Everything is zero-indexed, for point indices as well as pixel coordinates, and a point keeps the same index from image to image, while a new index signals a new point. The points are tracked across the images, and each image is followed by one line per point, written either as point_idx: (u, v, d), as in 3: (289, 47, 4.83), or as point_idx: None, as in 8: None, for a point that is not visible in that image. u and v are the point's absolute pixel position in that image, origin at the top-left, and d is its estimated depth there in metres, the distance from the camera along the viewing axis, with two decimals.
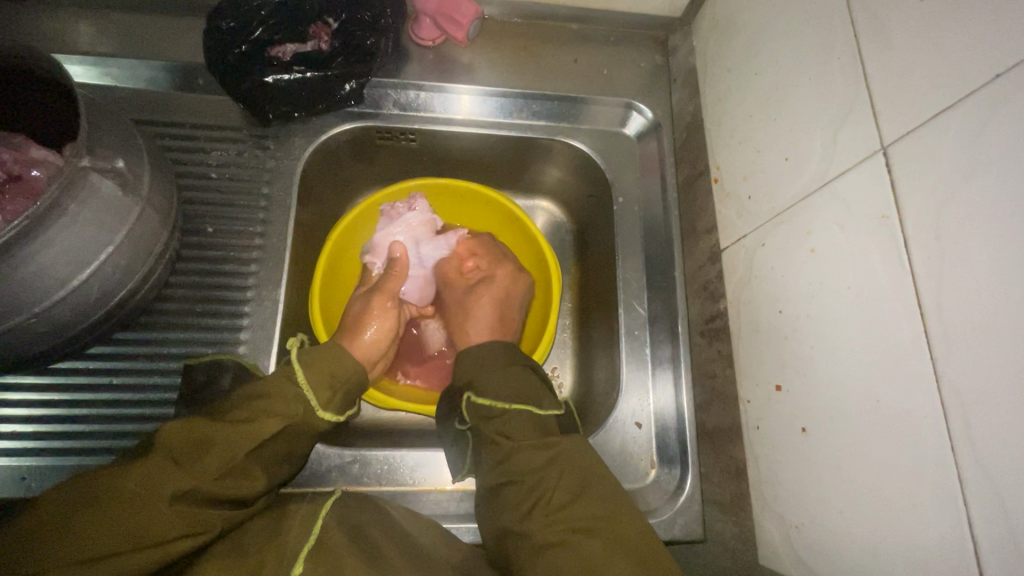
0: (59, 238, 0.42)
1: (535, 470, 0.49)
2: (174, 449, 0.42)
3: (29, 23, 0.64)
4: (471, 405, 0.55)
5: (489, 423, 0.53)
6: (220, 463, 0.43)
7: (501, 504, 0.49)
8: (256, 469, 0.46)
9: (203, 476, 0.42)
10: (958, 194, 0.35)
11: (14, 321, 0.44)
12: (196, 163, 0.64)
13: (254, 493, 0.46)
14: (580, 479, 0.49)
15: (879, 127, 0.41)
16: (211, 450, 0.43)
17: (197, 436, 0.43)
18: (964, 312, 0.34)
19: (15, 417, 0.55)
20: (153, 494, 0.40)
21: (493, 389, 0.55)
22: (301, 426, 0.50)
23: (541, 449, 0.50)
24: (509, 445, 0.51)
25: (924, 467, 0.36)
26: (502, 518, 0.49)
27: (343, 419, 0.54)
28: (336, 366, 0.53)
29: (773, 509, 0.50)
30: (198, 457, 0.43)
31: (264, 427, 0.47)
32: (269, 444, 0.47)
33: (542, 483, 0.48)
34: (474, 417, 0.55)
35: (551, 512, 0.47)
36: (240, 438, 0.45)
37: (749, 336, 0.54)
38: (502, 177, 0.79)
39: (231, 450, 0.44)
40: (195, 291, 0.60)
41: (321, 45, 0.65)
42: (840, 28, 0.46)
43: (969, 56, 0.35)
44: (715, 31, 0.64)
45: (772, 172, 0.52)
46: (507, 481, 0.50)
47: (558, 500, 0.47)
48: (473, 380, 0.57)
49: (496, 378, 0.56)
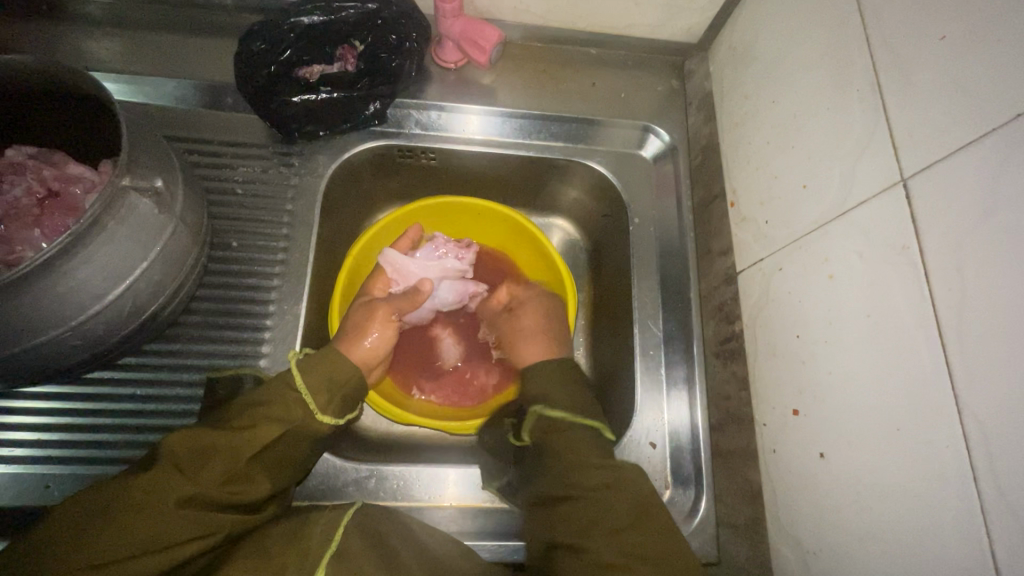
0: (97, 255, 0.43)
1: (596, 490, 0.50)
2: (178, 459, 0.43)
3: (64, 43, 0.66)
4: (540, 419, 0.57)
5: (554, 442, 0.55)
6: (223, 469, 0.44)
7: (558, 517, 0.51)
8: (257, 474, 0.47)
9: (208, 482, 0.43)
10: (978, 230, 0.36)
11: (52, 335, 0.45)
12: (223, 179, 0.65)
13: (259, 495, 0.46)
14: (635, 505, 0.49)
15: (899, 159, 0.42)
16: (213, 457, 0.44)
17: (200, 446, 0.44)
18: (987, 347, 0.34)
19: (38, 425, 0.56)
20: (162, 500, 0.41)
21: (564, 405, 0.57)
22: (300, 432, 0.50)
23: (599, 469, 0.51)
24: (570, 463, 0.52)
25: (945, 499, 0.36)
26: (558, 531, 0.50)
27: (343, 422, 0.54)
28: (337, 369, 0.54)
29: (789, 532, 0.50)
30: (202, 464, 0.43)
31: (263, 433, 0.47)
32: (270, 450, 0.47)
33: (604, 504, 0.49)
34: (542, 430, 0.56)
35: (609, 531, 0.48)
36: (241, 446, 0.45)
37: (766, 360, 0.55)
38: (519, 196, 0.80)
39: (233, 458, 0.45)
40: (219, 304, 0.61)
41: (347, 67, 0.67)
42: (858, 61, 0.47)
43: (987, 93, 0.36)
44: (732, 59, 0.66)
45: (789, 198, 0.53)
46: (564, 497, 0.51)
47: (616, 522, 0.48)
48: (546, 394, 0.59)
49: (562, 394, 0.59)
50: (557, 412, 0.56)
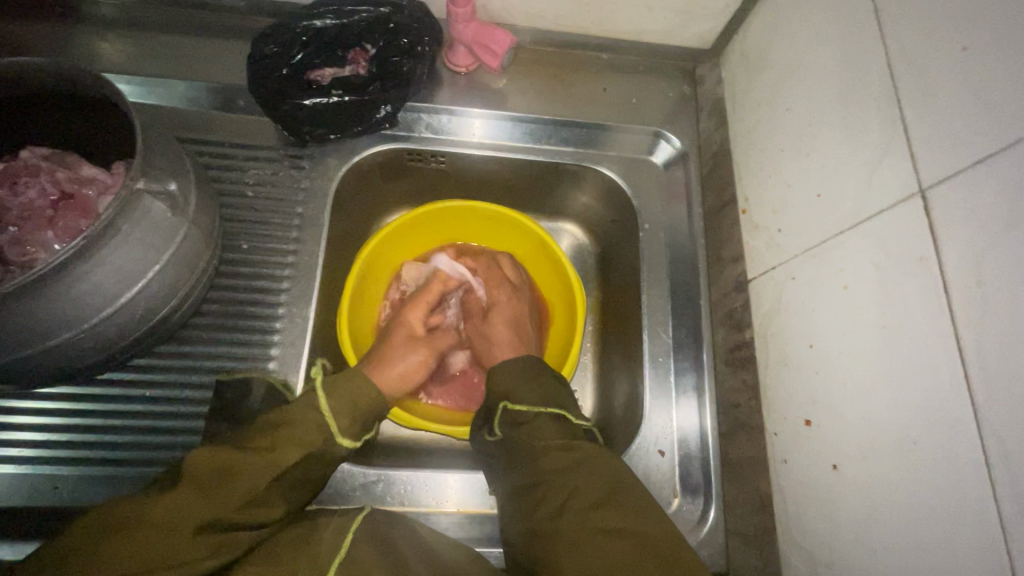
0: (111, 258, 0.43)
1: (560, 471, 0.50)
2: (200, 478, 0.42)
3: (77, 44, 0.66)
4: (506, 414, 0.56)
5: (520, 434, 0.54)
6: (244, 492, 0.43)
7: (533, 503, 0.50)
8: (277, 498, 0.46)
9: (226, 505, 0.42)
10: (1000, 244, 0.35)
11: (64, 337, 0.45)
12: (234, 181, 0.66)
13: (273, 518, 0.45)
14: (608, 483, 0.48)
15: (917, 169, 0.42)
16: (236, 479, 0.43)
17: (222, 466, 0.43)
18: (1007, 362, 0.34)
19: (47, 426, 0.56)
20: (179, 522, 0.40)
21: (529, 397, 0.56)
22: (320, 455, 0.48)
23: (564, 451, 0.51)
24: (535, 448, 0.52)
25: (963, 515, 0.36)
26: (533, 518, 0.49)
27: (360, 445, 0.52)
28: (358, 394, 0.52)
29: (801, 544, 0.50)
30: (221, 485, 0.42)
31: (285, 456, 0.46)
32: (291, 474, 0.46)
33: (572, 484, 0.49)
34: (510, 425, 0.56)
35: (578, 511, 0.47)
36: (259, 473, 0.44)
37: (777, 369, 0.54)
38: (528, 201, 0.80)
39: (255, 482, 0.44)
40: (228, 306, 0.61)
41: (359, 70, 0.67)
42: (876, 69, 0.47)
43: (1008, 104, 0.36)
44: (746, 65, 0.65)
45: (803, 207, 0.53)
46: (533, 483, 0.51)
47: (585, 501, 0.47)
48: (510, 391, 0.58)
49: (527, 386, 0.57)
50: (520, 407, 0.56)
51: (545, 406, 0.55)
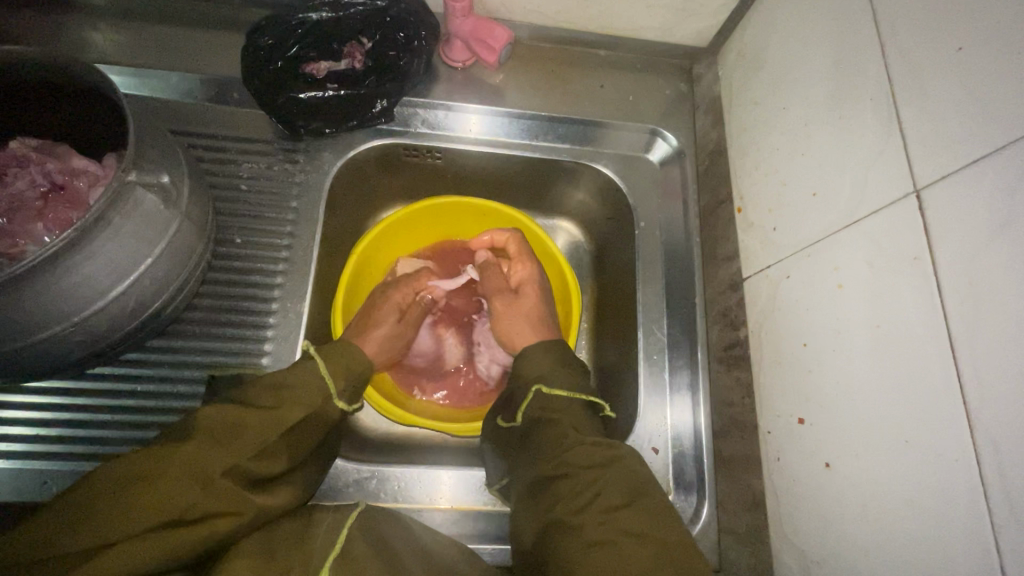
0: (102, 251, 0.43)
1: (589, 467, 0.50)
2: (213, 432, 0.43)
3: (69, 35, 0.65)
4: (535, 398, 0.57)
5: (550, 421, 0.55)
6: (253, 444, 0.45)
7: (552, 499, 0.49)
8: (281, 453, 0.47)
9: (239, 453, 0.43)
10: (993, 245, 0.35)
11: (54, 330, 0.45)
12: (227, 174, 0.65)
13: (274, 472, 0.46)
14: (629, 485, 0.48)
15: (913, 169, 0.42)
16: (246, 432, 0.45)
17: (231, 421, 0.45)
18: (1000, 361, 0.34)
19: (36, 420, 0.55)
20: (196, 472, 0.41)
21: (562, 386, 0.58)
22: (319, 417, 0.50)
23: (597, 447, 0.51)
24: (571, 439, 0.52)
25: (954, 513, 0.36)
26: (552, 511, 0.49)
27: (353, 411, 0.55)
28: (355, 362, 0.56)
29: (792, 541, 0.50)
30: (233, 436, 0.44)
31: (290, 413, 0.48)
32: (298, 431, 0.48)
33: (597, 482, 0.48)
34: (539, 412, 0.56)
35: (601, 510, 0.46)
36: (268, 424, 0.46)
37: (771, 367, 0.54)
38: (524, 198, 0.80)
39: (264, 436, 0.45)
40: (221, 301, 0.61)
41: (355, 64, 0.66)
42: (873, 69, 0.47)
43: (1000, 106, 0.36)
44: (742, 64, 0.65)
45: (798, 206, 0.53)
46: (560, 476, 0.50)
47: (610, 501, 0.47)
48: (542, 376, 0.58)
49: (561, 377, 0.59)
50: (554, 393, 0.57)
51: (577, 396, 0.57)
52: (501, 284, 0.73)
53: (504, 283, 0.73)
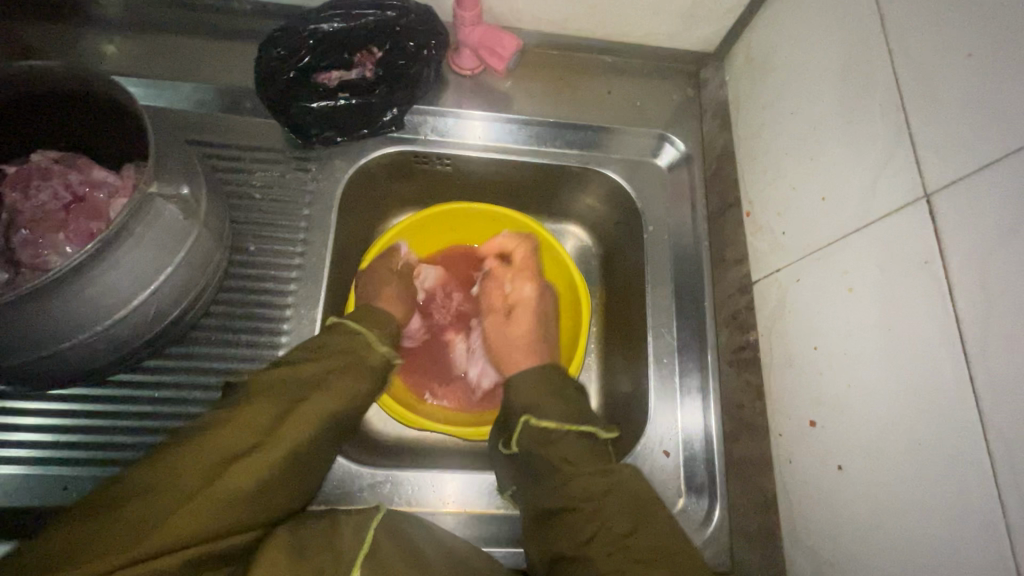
0: (124, 261, 0.44)
1: (591, 498, 0.50)
2: (260, 388, 0.48)
3: (87, 47, 0.67)
4: (528, 429, 0.55)
5: (545, 452, 0.53)
6: (301, 392, 0.49)
7: (557, 530, 0.50)
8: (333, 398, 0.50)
9: (285, 401, 0.47)
10: (1004, 250, 0.36)
11: (78, 339, 0.46)
12: (241, 183, 0.66)
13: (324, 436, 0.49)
14: (636, 507, 0.49)
15: (923, 174, 0.42)
16: (290, 384, 0.49)
17: (276, 376, 0.49)
18: (1011, 366, 0.35)
19: (56, 425, 0.56)
20: (251, 422, 0.45)
21: (554, 413, 0.56)
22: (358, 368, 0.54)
23: (598, 476, 0.51)
24: (568, 471, 0.52)
25: (967, 515, 0.37)
26: (559, 543, 0.49)
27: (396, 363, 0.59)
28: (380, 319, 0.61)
29: (804, 543, 0.50)
30: (280, 388, 0.48)
31: (330, 362, 0.52)
32: (344, 378, 0.52)
33: (602, 513, 0.49)
34: (533, 442, 0.55)
35: (607, 542, 0.47)
36: (308, 375, 0.50)
37: (782, 370, 0.55)
38: (533, 203, 0.81)
39: (310, 384, 0.49)
40: (236, 308, 0.62)
41: (365, 73, 0.67)
42: (882, 75, 0.47)
43: (1008, 111, 0.37)
44: (750, 69, 0.66)
45: (808, 209, 0.53)
46: (565, 508, 0.50)
47: (617, 533, 0.48)
48: (534, 404, 0.57)
49: (551, 403, 0.57)
50: (545, 423, 0.55)
51: (570, 423, 0.55)
52: (500, 300, 0.74)
53: (502, 298, 0.74)
